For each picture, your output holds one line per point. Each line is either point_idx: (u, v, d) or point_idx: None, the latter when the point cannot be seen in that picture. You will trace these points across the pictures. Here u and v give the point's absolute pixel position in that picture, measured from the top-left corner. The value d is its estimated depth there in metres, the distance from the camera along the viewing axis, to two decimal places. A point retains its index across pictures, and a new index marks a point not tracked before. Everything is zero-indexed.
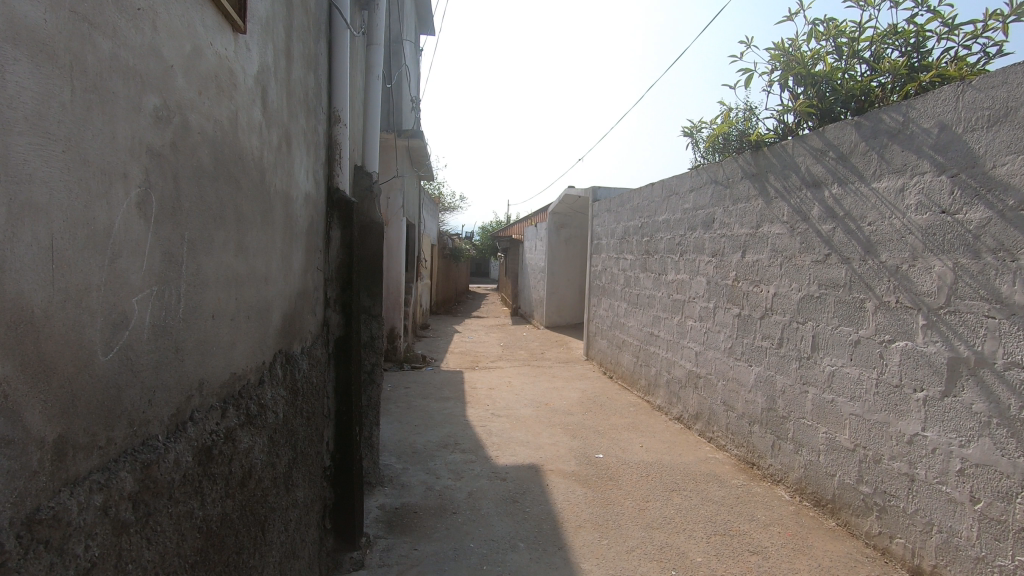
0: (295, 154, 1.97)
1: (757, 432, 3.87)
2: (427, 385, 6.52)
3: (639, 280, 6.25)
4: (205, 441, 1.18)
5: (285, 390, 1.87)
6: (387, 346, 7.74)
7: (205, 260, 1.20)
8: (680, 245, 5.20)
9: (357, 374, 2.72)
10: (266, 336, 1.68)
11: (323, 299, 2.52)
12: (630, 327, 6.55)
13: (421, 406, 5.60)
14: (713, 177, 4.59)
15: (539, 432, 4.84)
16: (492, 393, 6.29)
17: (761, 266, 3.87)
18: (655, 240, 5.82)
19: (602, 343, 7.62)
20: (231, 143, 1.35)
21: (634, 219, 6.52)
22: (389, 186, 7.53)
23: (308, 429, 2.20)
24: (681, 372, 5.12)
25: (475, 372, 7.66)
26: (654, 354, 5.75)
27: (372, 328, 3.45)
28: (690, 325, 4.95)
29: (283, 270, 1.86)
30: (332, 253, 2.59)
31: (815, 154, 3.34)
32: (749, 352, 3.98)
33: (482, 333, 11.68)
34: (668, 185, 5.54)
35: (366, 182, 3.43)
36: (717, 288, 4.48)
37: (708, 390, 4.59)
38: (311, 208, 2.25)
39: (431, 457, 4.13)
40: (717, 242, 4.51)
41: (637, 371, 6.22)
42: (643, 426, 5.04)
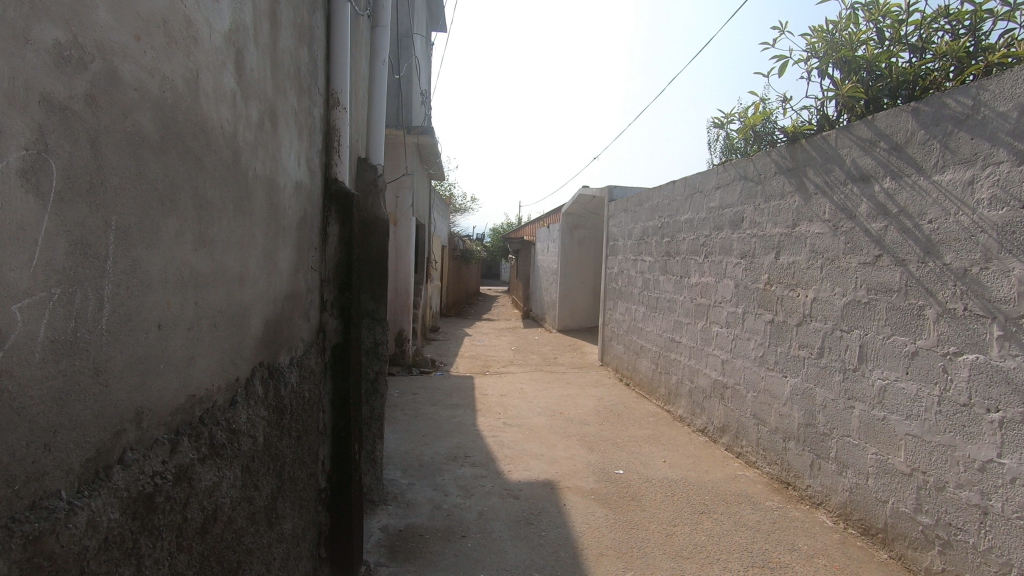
0: (282, 136, 1.71)
1: (793, 449, 3.56)
2: (435, 392, 6.26)
3: (659, 283, 5.95)
4: (143, 489, 0.92)
5: (267, 410, 1.60)
6: (395, 350, 7.50)
7: (148, 256, 0.95)
8: (705, 246, 4.90)
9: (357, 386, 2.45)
10: (243, 345, 1.42)
11: (318, 302, 2.26)
12: (649, 332, 6.24)
13: (429, 413, 5.34)
14: (743, 173, 4.29)
15: (555, 444, 4.55)
16: (504, 400, 6.02)
17: (798, 269, 3.57)
18: (677, 241, 5.52)
19: (618, 349, 7.32)
20: (190, 111, 1.09)
21: (653, 219, 6.22)
22: (398, 185, 7.35)
23: (297, 450, 1.93)
24: (705, 381, 4.81)
25: (486, 377, 7.39)
26: (676, 362, 5.44)
27: (375, 334, 3.19)
28: (716, 332, 4.65)
29: (267, 268, 1.60)
30: (330, 251, 2.33)
31: (863, 146, 3.03)
32: (784, 361, 3.67)
33: (493, 336, 11.42)
34: (691, 183, 5.23)
35: (370, 176, 3.18)
36: (746, 292, 4.18)
37: (736, 402, 4.28)
38: (304, 198, 1.99)
39: (439, 471, 3.86)
40: (747, 243, 4.20)
41: (657, 379, 5.91)
42: (665, 438, 4.74)
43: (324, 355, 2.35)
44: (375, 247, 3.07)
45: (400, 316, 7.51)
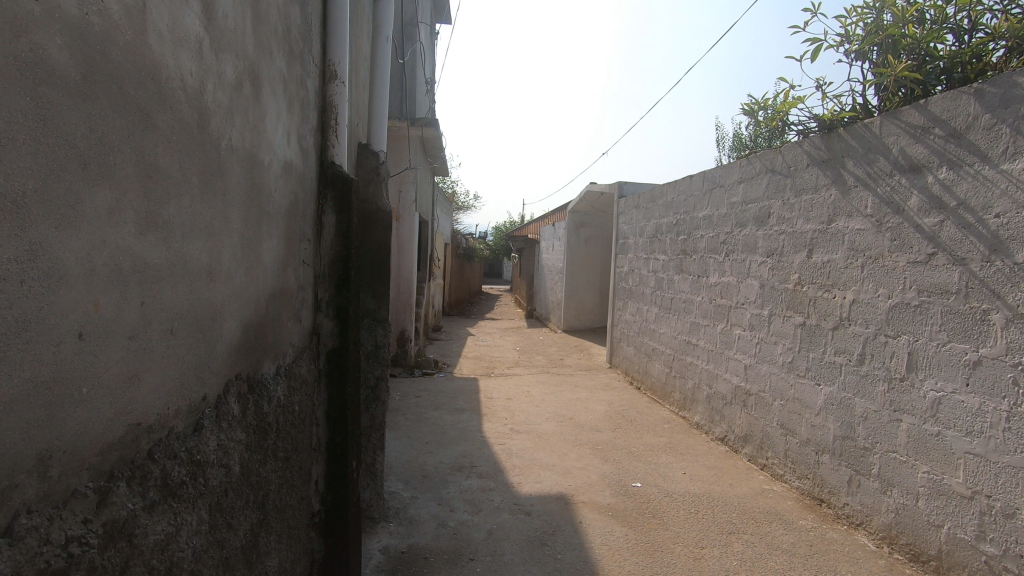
0: (265, 104, 1.44)
1: (828, 463, 3.29)
2: (439, 395, 6.00)
3: (674, 282, 5.68)
4: (40, 566, 0.69)
5: (247, 431, 1.33)
6: (397, 350, 7.23)
7: (62, 241, 0.71)
8: (726, 244, 4.62)
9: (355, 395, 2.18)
10: (214, 353, 1.17)
11: (311, 301, 1.99)
12: (662, 334, 5.97)
13: (432, 419, 5.08)
14: (769, 166, 4.02)
15: (566, 453, 4.28)
16: (510, 404, 5.76)
17: (834, 269, 3.29)
18: (694, 239, 5.24)
19: (628, 351, 7.04)
20: (135, 52, 0.84)
21: (668, 216, 5.94)
22: (401, 180, 7.09)
23: (284, 474, 1.66)
24: (725, 387, 4.54)
25: (490, 379, 7.12)
26: (692, 366, 5.17)
27: (375, 335, 2.91)
28: (738, 335, 4.38)
29: (247, 261, 1.34)
30: (326, 243, 2.06)
31: (913, 133, 2.76)
32: (817, 368, 3.40)
33: (496, 336, 11.15)
34: (711, 177, 4.95)
35: (372, 164, 2.91)
36: (773, 293, 3.90)
37: (761, 410, 4.01)
38: (295, 182, 1.73)
39: (444, 482, 3.60)
40: (774, 240, 3.93)
41: (672, 383, 5.64)
42: (682, 447, 4.47)
43: (317, 360, 2.07)
44: (376, 241, 2.81)
45: (402, 315, 7.24)
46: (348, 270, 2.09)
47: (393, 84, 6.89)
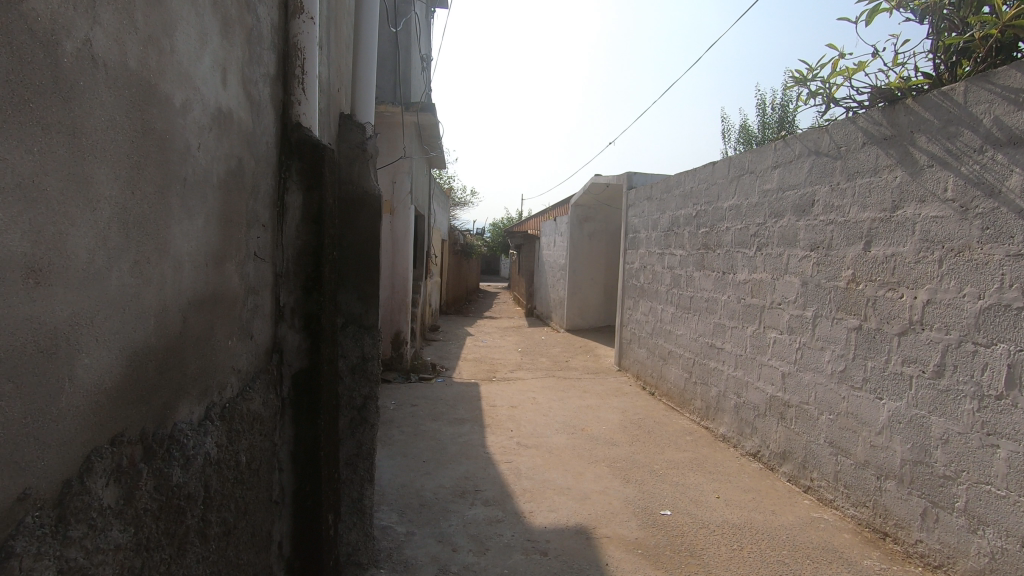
0: (176, 15, 0.95)
1: (892, 492, 2.82)
2: (437, 403, 5.51)
3: (694, 280, 5.20)
4: None
5: (134, 521, 0.87)
6: (392, 354, 6.73)
7: None
8: (758, 236, 4.15)
9: (332, 430, 1.68)
10: (46, 408, 0.72)
11: (269, 308, 1.50)
12: (680, 336, 5.49)
13: (431, 432, 4.59)
14: (812, 147, 3.54)
15: (582, 472, 3.81)
16: (515, 413, 5.28)
17: (900, 264, 2.82)
18: (718, 231, 4.76)
19: (640, 353, 6.57)
20: None
21: (686, 207, 5.46)
22: (395, 169, 6.59)
23: (222, 555, 1.19)
24: (758, 397, 4.07)
25: (492, 384, 6.64)
26: (717, 372, 4.70)
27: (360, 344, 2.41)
28: (774, 338, 3.91)
29: (136, 252, 0.87)
30: (290, 230, 1.56)
31: (1012, 99, 2.28)
32: (879, 380, 2.93)
33: (496, 336, 10.65)
34: (738, 163, 4.47)
35: (357, 138, 2.41)
36: (820, 292, 3.43)
37: (803, 424, 3.54)
38: (239, 141, 1.24)
39: (445, 512, 3.12)
40: (819, 232, 3.46)
41: (692, 390, 5.17)
42: (710, 465, 4.00)
43: (280, 387, 1.58)
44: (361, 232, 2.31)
45: (398, 316, 6.74)
46: (320, 266, 1.59)
47: (387, 67, 6.38)
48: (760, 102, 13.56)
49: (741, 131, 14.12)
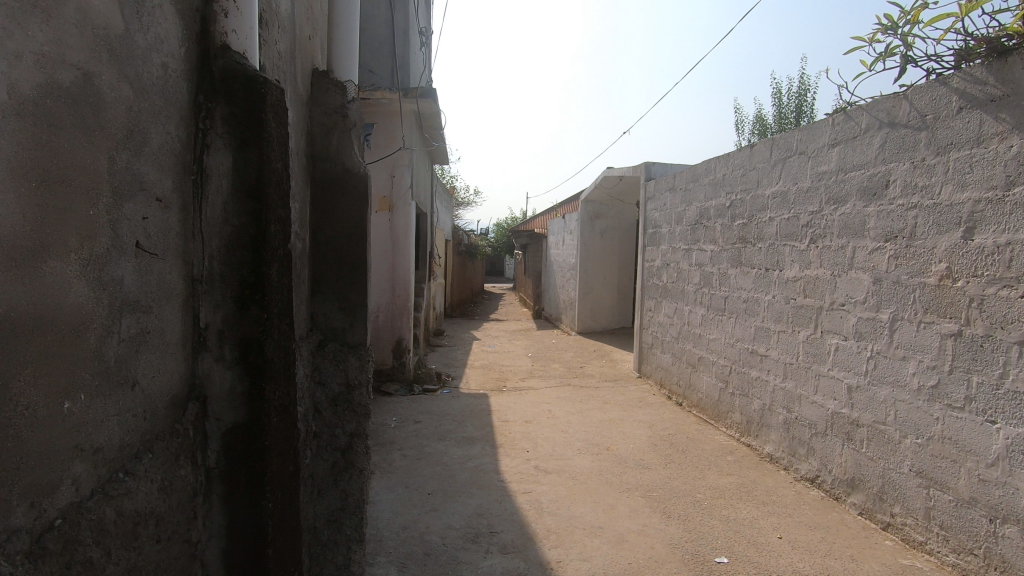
0: None
1: (1013, 540, 2.26)
2: (443, 418, 4.97)
3: (730, 278, 4.64)
4: None
5: None
6: (393, 363, 6.19)
7: None
8: (811, 227, 3.59)
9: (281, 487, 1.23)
10: None
11: (179, 325, 1.02)
12: (713, 341, 4.93)
13: (437, 455, 4.05)
14: (887, 118, 2.98)
15: (614, 505, 3.26)
16: (530, 430, 4.74)
17: (1019, 255, 2.26)
18: (759, 223, 4.21)
19: (665, 359, 6.01)
20: None
21: (717, 198, 4.90)
22: (394, 162, 6.07)
23: None
24: (816, 413, 3.51)
25: (502, 395, 6.09)
26: (761, 383, 4.14)
27: (339, 368, 1.89)
28: (835, 346, 3.35)
29: None
30: (214, 209, 1.08)
31: None
32: (990, 399, 2.37)
33: (504, 341, 10.11)
34: (783, 144, 3.91)
35: (335, 100, 1.86)
36: (899, 290, 2.87)
37: (879, 448, 2.98)
38: (80, 64, 0.77)
39: (454, 564, 2.57)
40: (896, 220, 2.90)
41: (729, 402, 4.61)
42: (761, 493, 3.45)
43: (205, 435, 1.10)
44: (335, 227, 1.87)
45: (399, 322, 6.19)
46: (259, 261, 1.13)
47: (383, 50, 5.84)
48: (776, 91, 12.97)
49: (755, 123, 13.57)
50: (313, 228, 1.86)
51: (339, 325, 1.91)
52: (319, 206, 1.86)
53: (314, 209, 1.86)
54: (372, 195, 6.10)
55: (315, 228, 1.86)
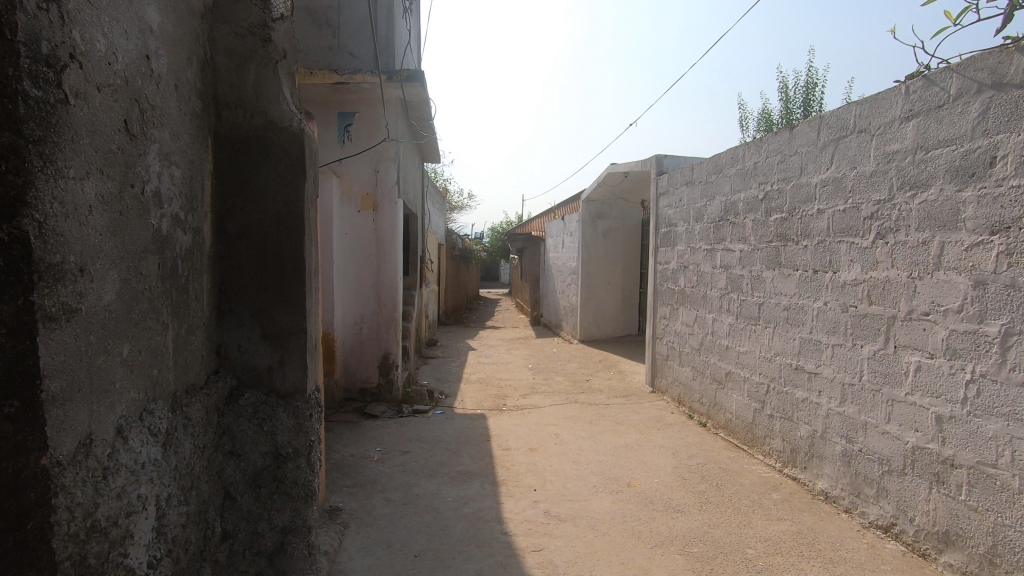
0: None
1: None
2: (435, 447, 4.31)
3: (765, 281, 4.02)
4: None
5: None
6: (379, 381, 5.52)
7: None
8: (876, 219, 2.97)
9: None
10: None
11: None
12: (745, 355, 4.30)
13: (426, 497, 3.38)
14: (990, 79, 2.36)
15: (647, 569, 2.61)
16: (536, 460, 4.09)
17: None
18: (804, 216, 3.59)
19: (684, 373, 5.37)
20: None
21: (747, 190, 4.29)
22: (378, 156, 5.42)
23: None
24: (888, 446, 2.88)
25: (502, 415, 5.43)
26: (810, 405, 3.51)
27: (256, 442, 1.79)
28: (916, 364, 2.72)
29: None
30: None
31: None
32: None
33: (502, 350, 9.45)
34: (834, 124, 3.30)
35: (253, 21, 1.75)
36: (1015, 297, 2.24)
37: (987, 498, 2.35)
38: None
39: None
40: (1009, 206, 2.27)
41: (768, 426, 3.97)
42: (826, 547, 2.80)
43: None
44: (256, 188, 1.78)
45: (385, 334, 5.52)
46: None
47: (364, 30, 5.22)
48: (783, 85, 12.42)
49: (760, 118, 13.00)
50: (229, 198, 1.76)
51: (263, 365, 1.83)
52: (238, 165, 1.77)
53: (231, 185, 1.77)
54: (353, 193, 5.44)
55: (228, 206, 1.77)
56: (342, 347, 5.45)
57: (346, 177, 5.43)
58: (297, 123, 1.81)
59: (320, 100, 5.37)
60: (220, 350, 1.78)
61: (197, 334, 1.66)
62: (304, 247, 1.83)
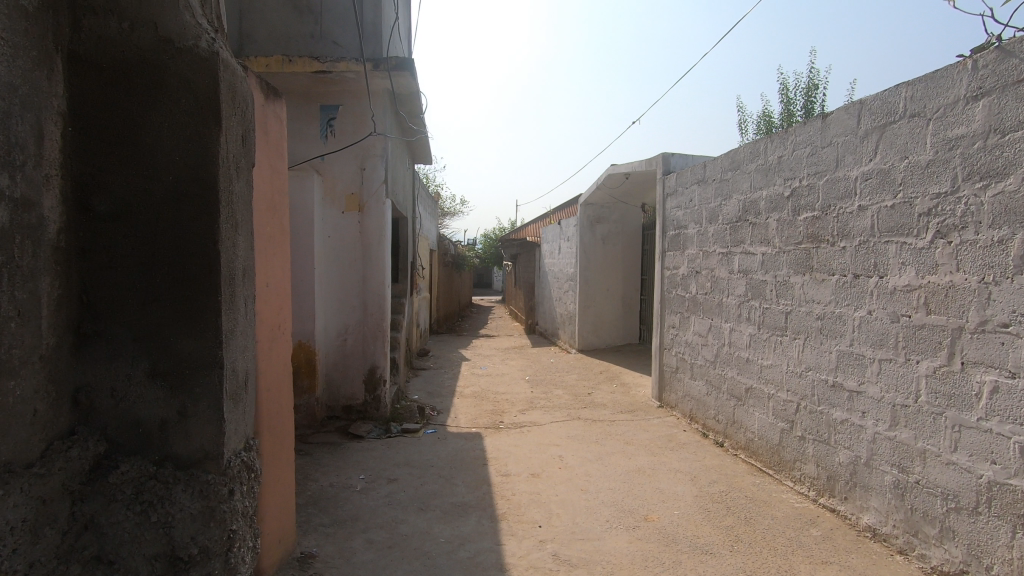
0: None
1: None
2: (426, 474, 3.85)
3: (794, 288, 3.62)
4: None
5: None
6: (365, 398, 5.06)
7: None
8: (935, 215, 2.58)
9: None
10: None
11: None
12: (769, 369, 3.89)
13: (415, 538, 2.93)
14: None
15: None
16: (539, 489, 3.65)
17: None
18: (841, 214, 3.20)
19: (697, 387, 4.96)
20: None
21: (769, 188, 3.90)
22: (365, 152, 5.00)
23: None
24: (956, 480, 2.46)
25: (499, 434, 4.98)
26: (851, 428, 3.10)
27: (137, 544, 1.47)
28: (991, 385, 2.32)
29: None
30: None
31: None
32: None
33: (498, 361, 9.00)
34: (880, 109, 2.92)
35: None
36: None
37: None
38: None
39: None
40: None
41: (799, 450, 3.55)
42: None
43: None
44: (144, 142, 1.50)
45: (371, 346, 5.06)
46: None
47: (348, 17, 4.80)
48: (784, 87, 12.14)
49: (760, 121, 12.71)
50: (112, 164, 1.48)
51: (155, 420, 1.53)
52: (122, 116, 1.49)
53: (113, 125, 1.48)
54: (336, 192, 5.00)
55: (109, 152, 1.48)
56: (324, 361, 4.99)
57: (329, 176, 4.99)
58: (205, 48, 1.51)
59: (300, 92, 4.96)
60: (82, 400, 1.47)
61: (35, 357, 1.33)
62: (216, 226, 1.53)
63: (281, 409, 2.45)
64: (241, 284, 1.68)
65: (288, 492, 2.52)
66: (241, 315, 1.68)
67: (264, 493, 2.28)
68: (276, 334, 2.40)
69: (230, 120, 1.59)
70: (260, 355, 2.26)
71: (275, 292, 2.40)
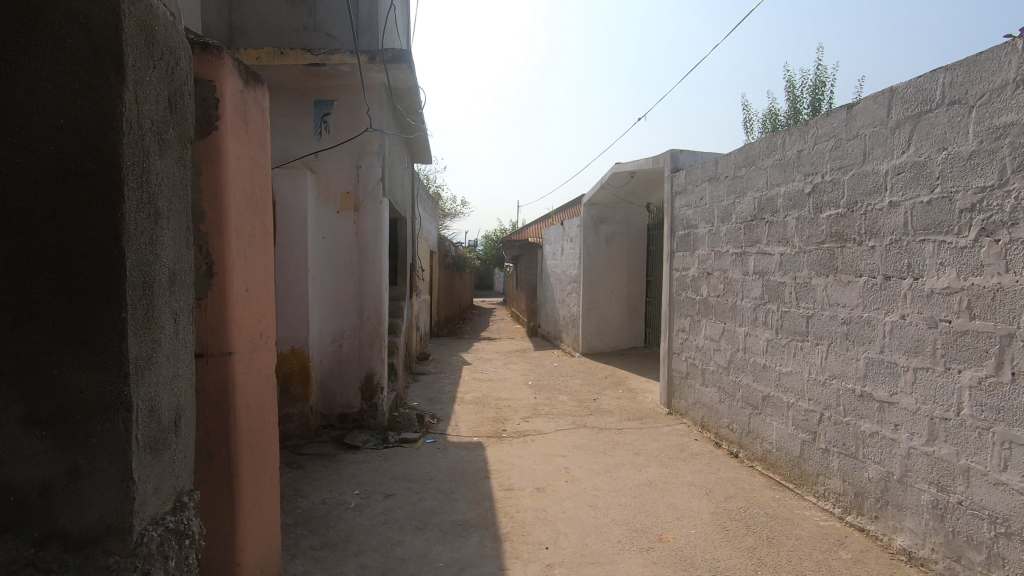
0: None
1: None
2: (424, 488, 3.63)
3: (816, 290, 3.40)
4: None
5: None
6: (361, 406, 4.84)
7: None
8: (980, 211, 2.36)
9: None
10: None
11: None
12: (789, 376, 3.67)
13: (412, 562, 2.71)
14: None
15: None
16: (545, 505, 3.42)
17: None
18: (869, 211, 2.98)
19: (709, 394, 4.74)
20: None
21: (788, 184, 3.68)
22: (360, 149, 4.79)
23: None
24: (1005, 502, 2.24)
25: (502, 443, 4.76)
26: (883, 442, 2.87)
27: None
28: None
29: None
30: None
31: None
32: None
33: (500, 365, 8.79)
34: (914, 96, 2.70)
35: None
36: None
37: None
38: None
39: None
40: None
41: (822, 463, 3.33)
42: None
43: None
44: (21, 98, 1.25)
45: (368, 352, 4.83)
46: None
47: (342, 8, 4.59)
48: (791, 84, 11.92)
49: (766, 120, 12.50)
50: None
51: (38, 482, 1.28)
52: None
53: None
54: (331, 191, 4.78)
55: None
56: (318, 367, 4.77)
57: (323, 174, 4.78)
58: None
59: (293, 86, 4.75)
60: None
61: None
62: (121, 206, 1.29)
63: (264, 426, 2.24)
64: (165, 285, 1.44)
65: (273, 516, 2.31)
66: (166, 322, 1.45)
67: (245, 520, 2.06)
68: (257, 344, 2.19)
69: (143, 73, 1.36)
70: (239, 367, 2.05)
71: (257, 298, 2.19)
